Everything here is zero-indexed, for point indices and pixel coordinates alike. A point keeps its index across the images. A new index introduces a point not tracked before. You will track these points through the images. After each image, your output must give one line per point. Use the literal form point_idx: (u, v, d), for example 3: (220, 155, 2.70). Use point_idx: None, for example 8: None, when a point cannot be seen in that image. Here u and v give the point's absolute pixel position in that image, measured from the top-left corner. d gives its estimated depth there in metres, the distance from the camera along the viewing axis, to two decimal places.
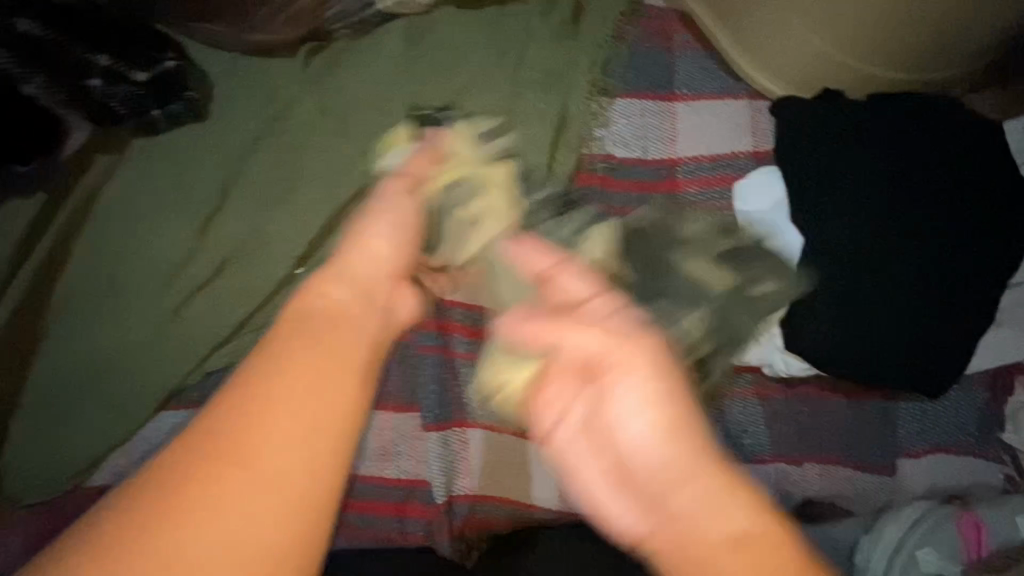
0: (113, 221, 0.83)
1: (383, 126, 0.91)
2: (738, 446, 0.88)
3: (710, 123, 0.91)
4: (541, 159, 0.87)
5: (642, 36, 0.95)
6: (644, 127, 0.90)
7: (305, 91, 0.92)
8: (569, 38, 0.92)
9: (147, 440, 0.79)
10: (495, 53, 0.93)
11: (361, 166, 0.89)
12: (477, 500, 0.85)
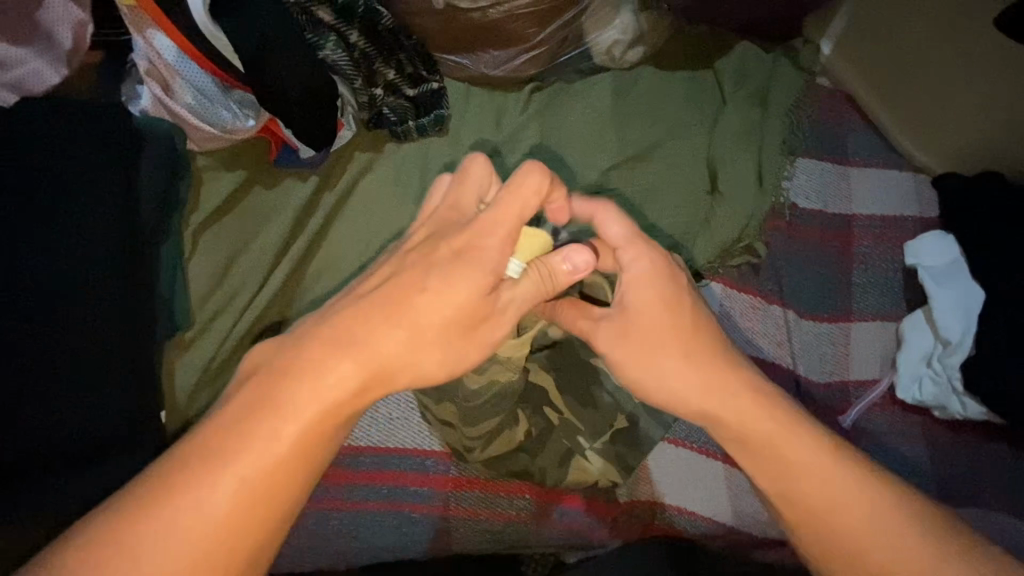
0: (366, 209, 0.94)
1: (594, 158, 1.04)
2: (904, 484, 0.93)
3: (879, 188, 1.05)
4: (738, 201, 0.99)
5: (816, 111, 1.10)
6: (822, 185, 1.04)
7: (527, 121, 1.06)
8: (758, 105, 1.07)
9: (384, 409, 0.88)
10: (694, 109, 1.07)
11: (574, 190, 1.02)
12: (657, 506, 0.91)
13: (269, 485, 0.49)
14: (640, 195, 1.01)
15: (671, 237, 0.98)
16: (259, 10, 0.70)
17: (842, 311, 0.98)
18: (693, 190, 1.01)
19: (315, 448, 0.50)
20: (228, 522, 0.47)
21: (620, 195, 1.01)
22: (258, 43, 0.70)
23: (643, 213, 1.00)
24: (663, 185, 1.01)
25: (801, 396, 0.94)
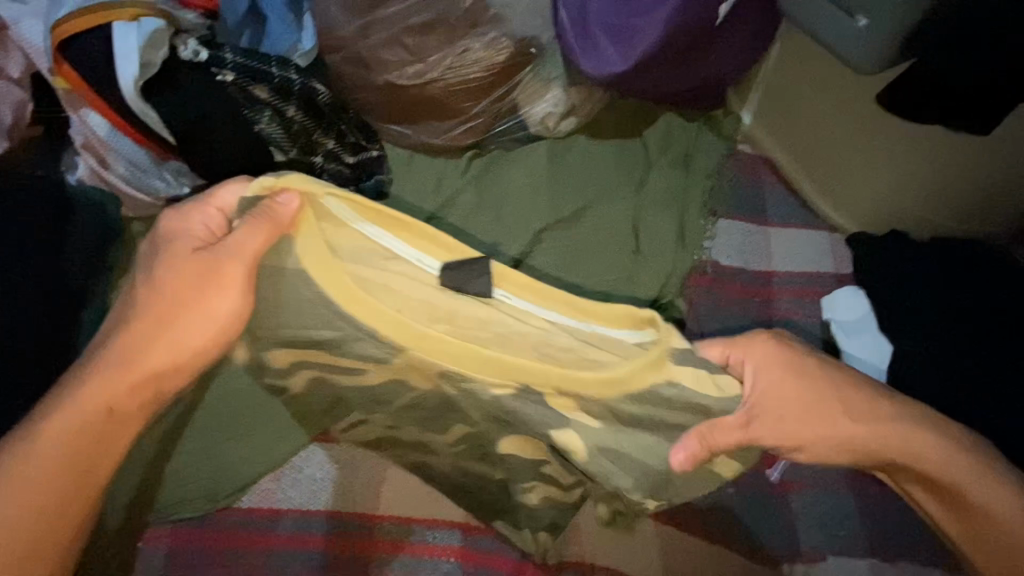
0: None
1: (528, 218, 1.09)
2: (833, 536, 0.94)
3: (797, 247, 1.12)
4: (659, 259, 1.05)
5: (738, 175, 1.18)
6: (742, 245, 1.11)
7: (465, 185, 1.12)
8: (682, 169, 1.15)
9: (303, 469, 0.87)
10: (622, 172, 1.14)
11: (508, 250, 1.07)
12: (587, 567, 0.89)
13: (66, 483, 0.61)
14: (570, 253, 1.06)
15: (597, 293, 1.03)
16: (192, 95, 0.78)
17: None
18: (618, 248, 1.06)
19: (79, 457, 0.61)
20: (23, 524, 0.59)
21: (551, 253, 1.07)
22: (186, 125, 0.78)
23: (572, 271, 1.05)
24: (592, 244, 1.07)
25: None
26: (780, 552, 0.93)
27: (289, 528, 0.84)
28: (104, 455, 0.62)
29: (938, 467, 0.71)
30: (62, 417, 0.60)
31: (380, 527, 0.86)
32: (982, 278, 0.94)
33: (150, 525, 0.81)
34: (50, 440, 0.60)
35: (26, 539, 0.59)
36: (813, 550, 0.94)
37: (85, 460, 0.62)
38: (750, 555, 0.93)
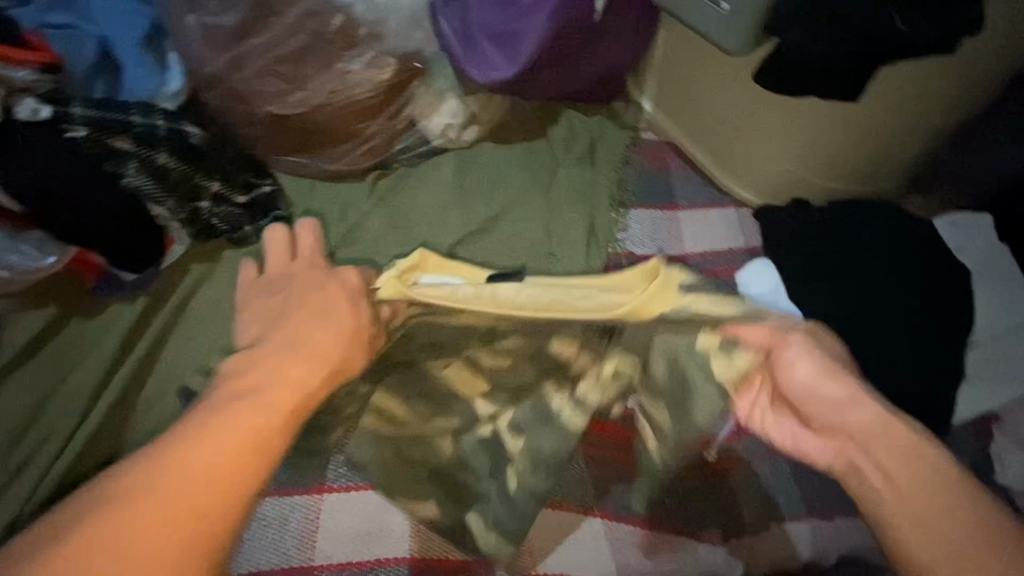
0: (200, 325, 0.93)
1: (441, 234, 1.07)
2: (771, 504, 0.97)
3: (707, 228, 1.15)
4: (573, 258, 1.05)
5: (645, 163, 1.20)
6: (655, 233, 1.13)
7: (373, 207, 1.09)
8: (588, 164, 1.16)
9: None
10: (530, 174, 1.14)
11: None
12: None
13: (147, 528, 0.50)
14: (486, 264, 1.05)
15: None
16: (36, 155, 0.76)
17: None
18: (533, 253, 1.06)
19: (192, 496, 0.52)
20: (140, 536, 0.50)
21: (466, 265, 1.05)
22: (31, 185, 0.75)
23: None
24: (506, 253, 1.07)
25: None
26: (724, 530, 0.94)
27: None
28: (98, 539, 0.49)
29: (867, 446, 0.65)
30: (178, 469, 0.53)
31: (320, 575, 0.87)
32: (857, 242, 1.01)
33: None
34: (114, 518, 0.50)
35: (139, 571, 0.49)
36: (754, 522, 0.96)
37: (217, 484, 0.53)
38: (697, 538, 0.94)
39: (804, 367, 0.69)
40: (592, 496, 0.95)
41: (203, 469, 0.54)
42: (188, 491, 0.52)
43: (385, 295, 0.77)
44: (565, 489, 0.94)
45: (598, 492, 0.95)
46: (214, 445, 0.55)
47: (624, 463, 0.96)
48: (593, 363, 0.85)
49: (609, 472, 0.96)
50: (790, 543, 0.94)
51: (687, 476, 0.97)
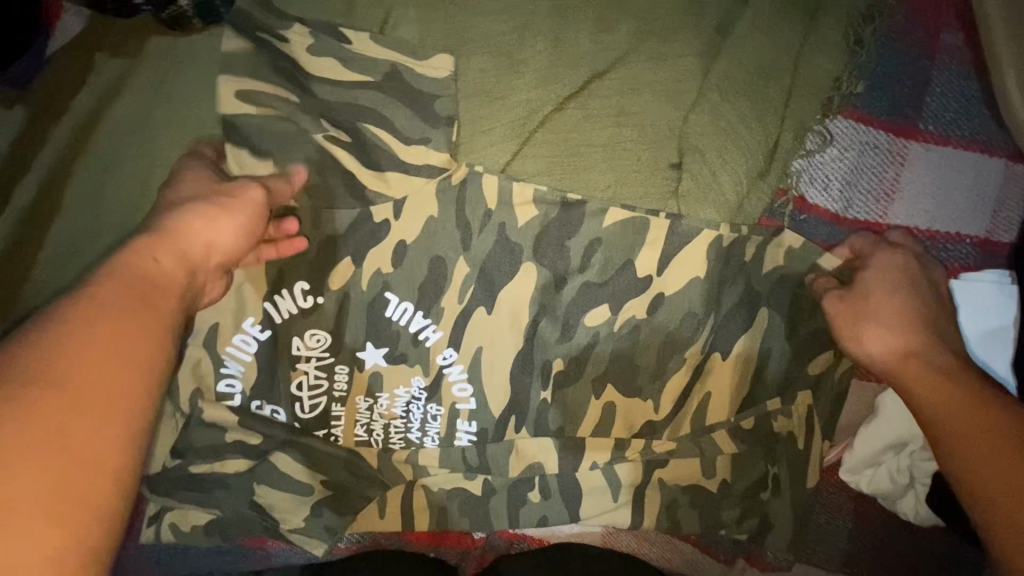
0: (108, 169, 0.61)
1: (509, 118, 0.66)
2: (807, 552, 0.80)
3: (940, 187, 0.67)
4: (700, 208, 0.66)
5: (900, 42, 0.67)
6: (854, 172, 0.67)
7: (411, 33, 0.66)
8: (794, 28, 0.65)
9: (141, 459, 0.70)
10: (680, 33, 0.66)
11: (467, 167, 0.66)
12: (514, 538, 0.81)
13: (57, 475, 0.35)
14: (562, 176, 0.67)
15: (587, 263, 0.68)
16: None
17: (817, 366, 0.71)
18: (636, 184, 0.66)
19: (86, 504, 0.36)
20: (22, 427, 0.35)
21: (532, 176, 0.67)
22: None
23: (557, 221, 0.67)
24: (598, 182, 0.67)
25: None
26: (735, 551, 0.82)
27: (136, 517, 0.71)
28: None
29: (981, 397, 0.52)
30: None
31: (170, 535, 0.68)
32: None
33: None
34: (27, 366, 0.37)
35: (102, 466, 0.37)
36: (776, 561, 0.81)
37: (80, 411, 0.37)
38: (703, 549, 0.82)
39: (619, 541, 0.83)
40: None
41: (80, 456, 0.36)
42: (87, 400, 0.38)
43: (396, 204, 0.66)
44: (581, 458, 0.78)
45: None
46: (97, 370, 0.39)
47: None
48: (418, 298, 0.68)
49: None
50: None
51: None
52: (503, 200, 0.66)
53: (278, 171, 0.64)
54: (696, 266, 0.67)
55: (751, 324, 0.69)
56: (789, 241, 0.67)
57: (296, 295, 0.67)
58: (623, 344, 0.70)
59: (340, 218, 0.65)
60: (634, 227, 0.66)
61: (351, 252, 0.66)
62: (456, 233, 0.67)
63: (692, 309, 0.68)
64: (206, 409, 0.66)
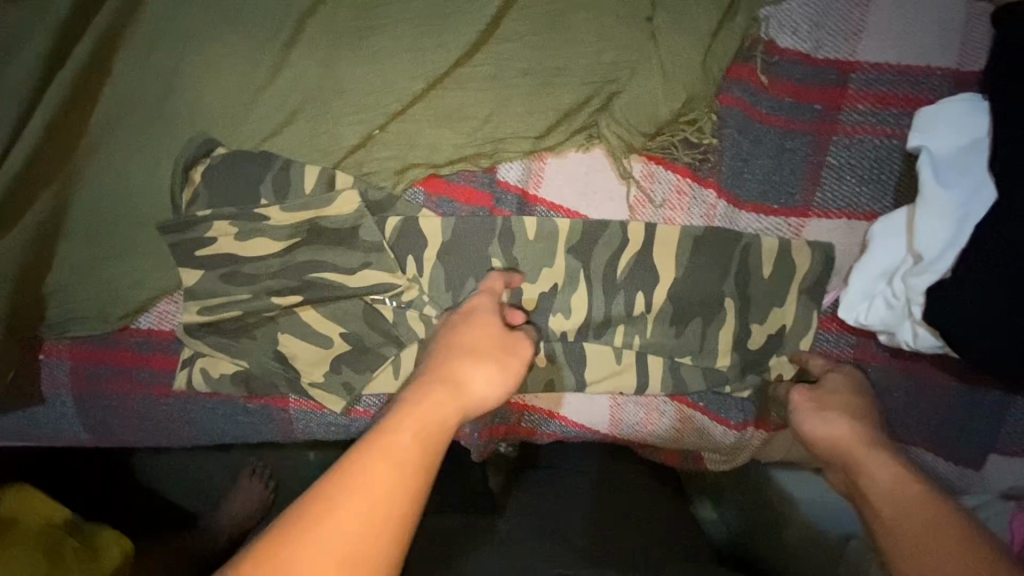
0: (147, 40, 0.69)
1: None
2: None
3: (908, 22, 0.71)
4: (687, 46, 0.68)
5: None
6: (823, 13, 0.71)
7: None
8: None
9: (168, 318, 0.75)
10: None
11: (460, 26, 0.71)
12: (524, 409, 0.81)
13: (362, 529, 0.47)
14: (549, 28, 0.71)
15: (575, 111, 0.72)
16: None
17: (800, 204, 0.74)
18: (622, 31, 0.70)
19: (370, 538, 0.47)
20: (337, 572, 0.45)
21: (519, 30, 0.71)
22: None
23: (547, 74, 0.72)
24: (584, 31, 0.71)
25: None
26: (747, 417, 0.80)
27: (162, 374, 0.75)
28: None
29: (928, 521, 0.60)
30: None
31: (201, 380, 0.74)
32: None
33: (46, 338, 0.73)
34: None
35: (377, 506, 0.48)
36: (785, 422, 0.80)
37: None
38: (713, 417, 0.81)
39: (630, 415, 0.81)
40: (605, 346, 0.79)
41: (393, 464, 0.50)
42: None
43: (399, 65, 0.72)
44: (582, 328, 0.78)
45: None
46: (361, 493, 0.48)
47: None
48: (424, 154, 0.74)
49: None
50: None
51: None
52: (495, 56, 0.72)
53: (294, 37, 0.71)
54: (684, 105, 0.70)
55: (735, 165, 0.73)
56: (763, 81, 0.71)
57: (310, 154, 0.73)
58: (615, 192, 0.75)
59: (350, 80, 0.72)
60: (616, 78, 0.71)
61: (360, 111, 0.72)
62: (453, 91, 0.73)
63: (678, 152, 0.72)
64: (230, 257, 0.71)
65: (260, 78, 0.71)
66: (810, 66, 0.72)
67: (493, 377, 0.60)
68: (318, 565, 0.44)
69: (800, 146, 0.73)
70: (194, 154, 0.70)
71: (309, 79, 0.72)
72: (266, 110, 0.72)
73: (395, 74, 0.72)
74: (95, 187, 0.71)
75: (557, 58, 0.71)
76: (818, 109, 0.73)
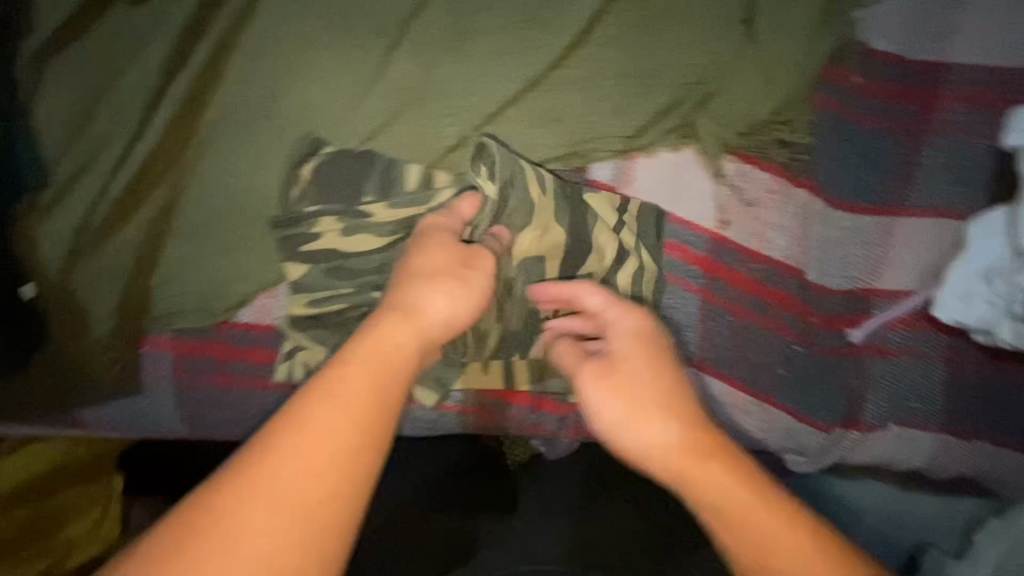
0: (256, 44, 0.71)
1: None
2: (902, 410, 0.79)
3: (1001, 26, 0.72)
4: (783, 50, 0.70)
5: None
6: (915, 18, 0.72)
7: None
8: None
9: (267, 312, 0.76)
10: None
11: (556, 31, 0.73)
12: None
13: (312, 457, 0.45)
14: (644, 32, 0.72)
15: (669, 112, 0.73)
16: None
17: (891, 204, 0.75)
18: (719, 34, 0.71)
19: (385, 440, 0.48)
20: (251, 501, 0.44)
21: (613, 33, 0.73)
22: None
23: (642, 76, 0.73)
24: (680, 34, 0.72)
25: (800, 303, 0.78)
26: (835, 418, 0.80)
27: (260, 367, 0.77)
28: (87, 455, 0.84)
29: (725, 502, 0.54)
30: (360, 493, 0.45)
31: (301, 372, 0.76)
32: None
33: (148, 331, 0.75)
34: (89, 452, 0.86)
35: (365, 427, 0.48)
36: (873, 422, 0.79)
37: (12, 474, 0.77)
38: (799, 417, 0.80)
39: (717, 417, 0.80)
40: (693, 346, 0.79)
41: (333, 406, 0.48)
42: None
43: (497, 69, 0.74)
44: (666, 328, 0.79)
45: (703, 343, 0.79)
46: (298, 437, 0.46)
47: (741, 317, 0.79)
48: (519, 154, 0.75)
49: (721, 323, 0.79)
50: (905, 447, 0.79)
51: (816, 351, 0.79)
52: (590, 59, 0.74)
53: (397, 41, 0.73)
54: (780, 108, 0.71)
55: (826, 165, 0.74)
56: (855, 82, 0.73)
57: (409, 153, 0.74)
58: (706, 191, 0.76)
59: (450, 83, 0.74)
60: (712, 79, 0.72)
61: (459, 112, 0.74)
62: (549, 93, 0.74)
63: (771, 152, 0.73)
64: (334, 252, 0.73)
65: (363, 81, 0.73)
66: (903, 68, 0.73)
67: (457, 293, 0.61)
68: (288, 501, 0.44)
69: (892, 146, 0.74)
70: (302, 153, 0.73)
71: (410, 82, 0.74)
72: (369, 112, 0.73)
73: (493, 78, 0.74)
74: (201, 187, 0.72)
75: (651, 62, 0.73)
76: (911, 111, 0.73)
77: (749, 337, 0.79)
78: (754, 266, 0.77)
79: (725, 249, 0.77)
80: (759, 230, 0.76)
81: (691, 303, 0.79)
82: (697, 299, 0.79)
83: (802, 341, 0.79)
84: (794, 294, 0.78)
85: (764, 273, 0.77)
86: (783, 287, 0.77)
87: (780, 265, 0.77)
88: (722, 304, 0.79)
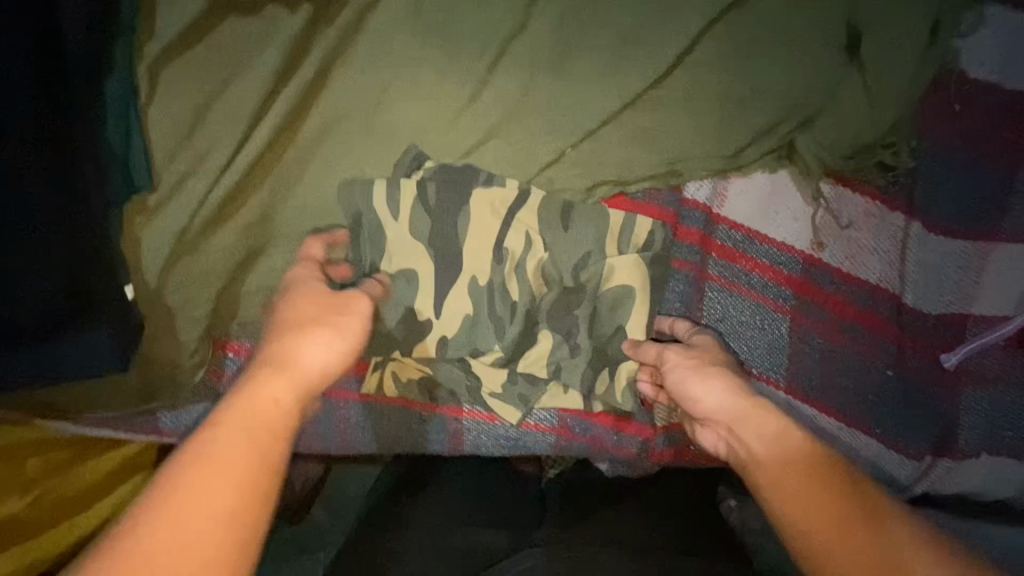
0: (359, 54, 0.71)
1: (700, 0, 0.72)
2: (997, 439, 0.77)
3: None
4: (886, 75, 0.70)
5: None
6: (1013, 48, 0.73)
7: None
8: None
9: None
10: None
11: (660, 49, 0.72)
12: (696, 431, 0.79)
13: (213, 490, 0.47)
14: (747, 52, 0.72)
15: (768, 133, 0.74)
16: None
17: (987, 229, 0.75)
18: (820, 57, 0.71)
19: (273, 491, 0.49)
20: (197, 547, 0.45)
21: (717, 52, 0.73)
22: None
23: (742, 95, 0.73)
24: (782, 56, 0.72)
25: (893, 327, 0.77)
26: (927, 445, 0.77)
27: None
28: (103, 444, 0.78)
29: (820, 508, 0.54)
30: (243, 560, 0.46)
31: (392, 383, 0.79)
32: None
33: (235, 337, 0.75)
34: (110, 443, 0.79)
35: (244, 488, 0.49)
36: (967, 449, 0.77)
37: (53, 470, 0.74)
38: (891, 444, 0.78)
39: None
40: (783, 367, 0.78)
41: (219, 455, 0.49)
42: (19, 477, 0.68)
43: (599, 85, 0.73)
44: (756, 349, 0.78)
45: (793, 365, 0.78)
46: (200, 472, 0.48)
47: (834, 340, 0.77)
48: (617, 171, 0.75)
49: (812, 345, 0.78)
50: (999, 478, 0.76)
51: (910, 376, 0.77)
52: (691, 77, 0.73)
53: (500, 55, 0.73)
54: (882, 131, 0.72)
55: (921, 189, 0.75)
56: (953, 110, 0.74)
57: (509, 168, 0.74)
58: (801, 213, 0.76)
59: (551, 98, 0.73)
60: (814, 101, 0.72)
61: (558, 128, 0.74)
62: (648, 111, 0.74)
63: (867, 174, 0.74)
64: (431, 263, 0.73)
65: (465, 94, 0.72)
66: (998, 97, 0.73)
67: (332, 339, 0.60)
68: (189, 537, 0.45)
69: (989, 173, 0.74)
70: (405, 167, 0.73)
71: (510, 96, 0.73)
72: (469, 126, 0.73)
73: (594, 94, 0.73)
74: (299, 194, 0.72)
75: (752, 82, 0.72)
76: (1008, 139, 0.74)
77: (842, 361, 0.78)
78: (847, 288, 0.77)
79: (817, 271, 0.77)
80: (854, 253, 0.76)
81: (781, 324, 0.78)
82: (787, 321, 0.78)
83: (896, 366, 0.77)
84: (887, 317, 0.77)
85: (856, 295, 0.77)
86: (876, 310, 0.77)
87: (873, 287, 0.76)
88: (813, 326, 0.78)
